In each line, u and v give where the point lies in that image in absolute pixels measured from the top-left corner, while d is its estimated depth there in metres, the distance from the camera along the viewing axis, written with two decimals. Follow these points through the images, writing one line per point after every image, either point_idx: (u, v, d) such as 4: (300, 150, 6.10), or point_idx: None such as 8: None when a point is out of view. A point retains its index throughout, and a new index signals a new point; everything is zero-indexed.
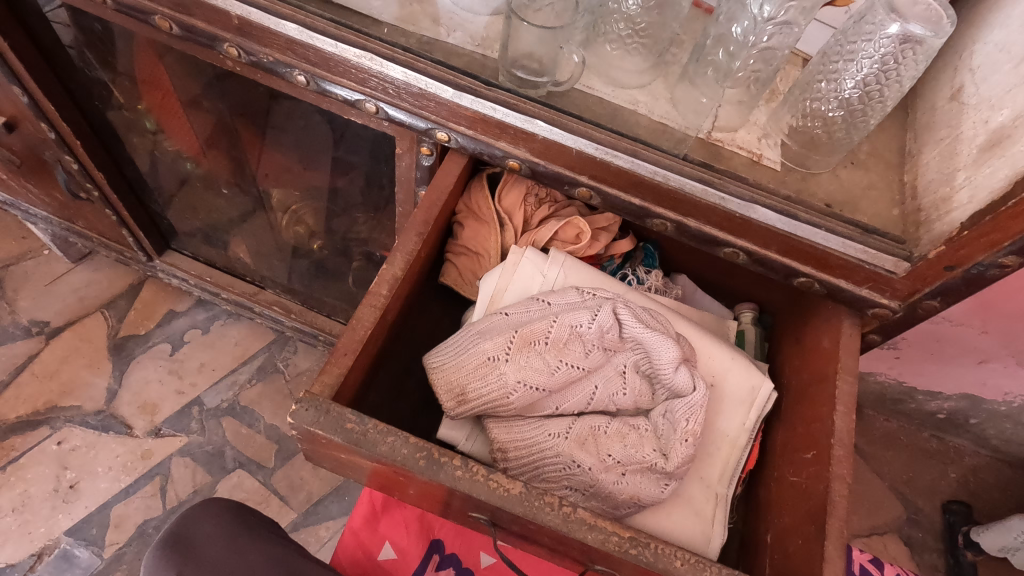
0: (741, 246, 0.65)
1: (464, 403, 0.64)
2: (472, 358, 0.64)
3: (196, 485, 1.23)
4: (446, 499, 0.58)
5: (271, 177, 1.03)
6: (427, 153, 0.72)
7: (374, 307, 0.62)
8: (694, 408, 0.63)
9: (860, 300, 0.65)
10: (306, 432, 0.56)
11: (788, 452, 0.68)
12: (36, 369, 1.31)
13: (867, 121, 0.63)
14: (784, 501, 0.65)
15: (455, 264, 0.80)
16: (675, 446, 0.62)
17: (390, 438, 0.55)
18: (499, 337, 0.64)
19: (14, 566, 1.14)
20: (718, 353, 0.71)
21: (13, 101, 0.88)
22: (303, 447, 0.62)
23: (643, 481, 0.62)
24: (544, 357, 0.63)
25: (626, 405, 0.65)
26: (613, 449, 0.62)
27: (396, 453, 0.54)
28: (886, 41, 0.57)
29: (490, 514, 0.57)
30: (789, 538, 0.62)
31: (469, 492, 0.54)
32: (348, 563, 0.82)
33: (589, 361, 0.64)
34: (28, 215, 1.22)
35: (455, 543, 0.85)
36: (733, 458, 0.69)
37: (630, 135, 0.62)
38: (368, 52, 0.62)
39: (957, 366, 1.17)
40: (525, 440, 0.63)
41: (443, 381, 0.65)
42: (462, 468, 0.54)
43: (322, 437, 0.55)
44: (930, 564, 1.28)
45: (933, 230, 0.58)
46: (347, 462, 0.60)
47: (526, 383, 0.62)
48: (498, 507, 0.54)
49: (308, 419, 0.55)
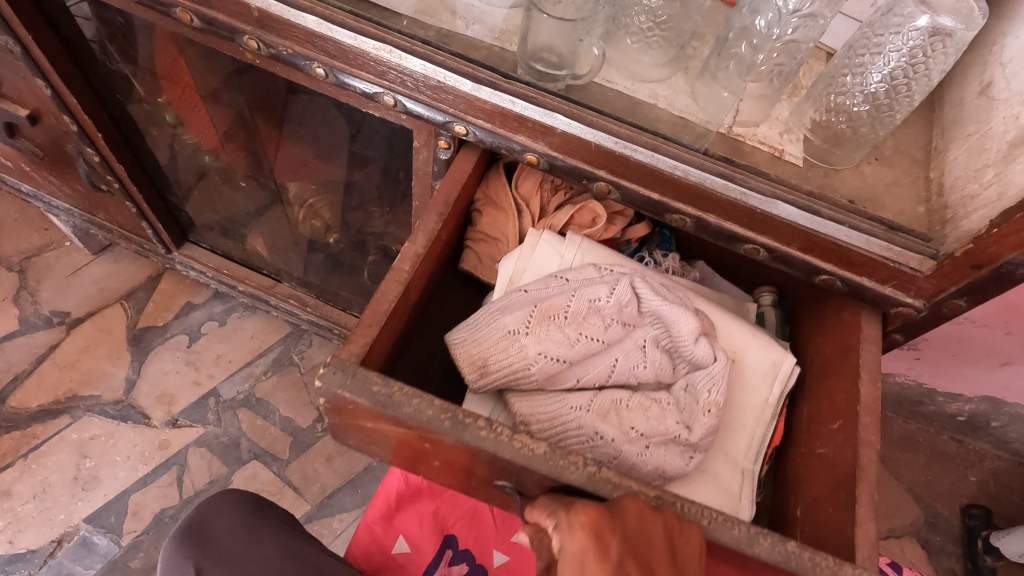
0: (762, 242, 0.64)
1: (486, 374, 0.64)
2: (494, 333, 0.64)
3: (212, 475, 1.24)
4: (470, 467, 0.58)
5: (290, 170, 1.04)
6: (444, 146, 0.71)
7: (397, 282, 0.63)
8: (716, 379, 0.64)
9: (884, 299, 0.64)
10: (333, 399, 0.56)
11: (814, 425, 0.69)
12: (56, 359, 1.33)
13: (893, 116, 0.62)
14: (812, 474, 0.66)
15: (474, 250, 0.79)
16: (698, 418, 0.63)
17: (416, 400, 0.55)
18: (519, 311, 0.64)
19: (35, 552, 1.16)
20: (738, 330, 0.71)
21: (36, 93, 0.89)
22: (331, 420, 0.62)
23: (667, 453, 0.62)
24: (564, 330, 0.63)
25: (647, 378, 0.64)
26: (637, 422, 0.61)
27: (422, 415, 0.54)
28: (914, 34, 0.56)
29: (516, 482, 0.57)
30: (820, 508, 0.62)
31: (495, 452, 0.53)
32: (360, 553, 0.78)
33: (608, 335, 0.64)
34: (50, 207, 1.23)
35: (468, 537, 0.80)
36: (757, 432, 0.69)
37: (651, 129, 0.61)
38: (387, 44, 0.61)
39: (979, 368, 1.15)
40: (546, 413, 0.63)
41: (465, 355, 0.66)
42: (486, 428, 0.54)
43: (349, 400, 0.55)
44: (948, 569, 1.26)
45: (960, 227, 0.57)
46: (376, 432, 0.60)
47: (546, 355, 0.62)
48: (524, 468, 0.53)
49: (336, 381, 0.55)
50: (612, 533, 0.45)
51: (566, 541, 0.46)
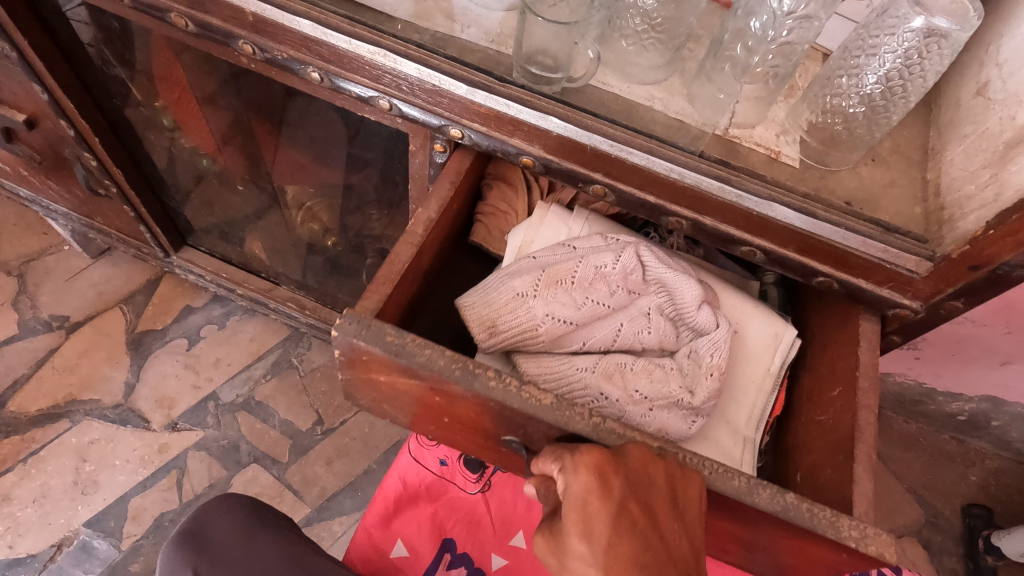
0: (759, 244, 0.64)
1: (495, 335, 0.66)
2: (503, 296, 0.66)
3: (211, 478, 1.24)
4: (479, 422, 0.60)
5: (287, 173, 1.04)
6: (440, 150, 0.71)
7: (409, 244, 0.64)
8: (718, 344, 0.64)
9: (881, 300, 0.63)
10: (348, 347, 0.56)
11: (814, 395, 0.69)
12: (55, 363, 1.33)
13: (889, 117, 0.62)
14: (812, 440, 0.66)
15: (484, 223, 0.79)
16: (702, 382, 0.63)
17: (428, 350, 0.55)
18: (528, 275, 0.66)
19: (35, 557, 1.16)
20: (740, 302, 0.72)
21: (33, 98, 0.90)
22: (345, 375, 0.63)
23: (670, 417, 0.62)
24: (571, 294, 0.65)
25: (651, 344, 0.65)
26: (641, 385, 0.63)
27: (434, 363, 0.54)
28: (909, 35, 0.56)
29: (524, 436, 0.58)
30: (819, 471, 0.63)
31: (503, 401, 0.53)
32: (358, 556, 0.78)
33: (613, 301, 0.65)
34: (49, 211, 1.23)
35: (467, 540, 0.78)
36: (759, 401, 0.68)
37: (646, 132, 0.61)
38: (382, 48, 0.61)
39: (979, 368, 1.15)
40: (553, 373, 0.65)
41: (475, 317, 0.68)
42: (495, 378, 0.54)
43: (363, 349, 0.55)
44: (949, 569, 1.25)
45: (957, 228, 0.57)
46: (388, 387, 0.61)
47: (554, 317, 0.64)
48: (531, 417, 0.54)
49: (351, 330, 0.55)
50: (615, 476, 0.46)
51: (569, 482, 0.46)
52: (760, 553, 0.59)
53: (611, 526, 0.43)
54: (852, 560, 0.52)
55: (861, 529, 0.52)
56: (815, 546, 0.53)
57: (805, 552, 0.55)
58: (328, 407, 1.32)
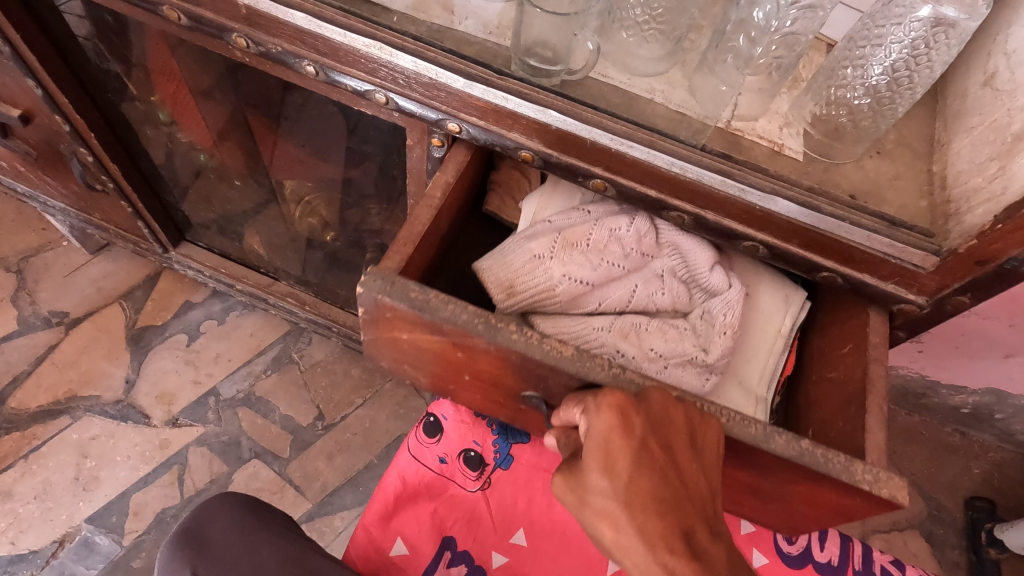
0: (761, 239, 0.62)
1: (513, 296, 0.66)
2: (520, 258, 0.66)
3: (213, 474, 1.24)
4: (497, 379, 0.61)
5: (286, 168, 1.03)
6: (438, 144, 0.70)
7: (430, 208, 0.65)
8: (731, 304, 0.66)
9: (885, 296, 0.62)
10: (373, 305, 0.57)
11: (824, 354, 0.69)
12: (55, 359, 1.32)
13: (895, 109, 0.61)
14: (822, 397, 0.66)
15: (498, 192, 0.79)
16: (715, 340, 0.64)
17: (451, 305, 0.55)
18: (544, 238, 0.66)
19: (37, 553, 1.16)
20: (751, 265, 0.72)
21: (27, 93, 0.89)
22: (369, 335, 0.64)
23: (685, 374, 0.63)
24: (587, 256, 0.65)
25: (664, 305, 0.65)
26: (656, 343, 0.64)
27: (457, 318, 0.54)
28: (917, 25, 0.56)
29: (544, 391, 0.59)
30: (830, 426, 0.63)
31: (525, 354, 0.53)
32: (356, 555, 0.69)
33: (628, 262, 0.66)
34: (47, 207, 1.23)
35: (469, 538, 0.70)
36: (771, 360, 0.69)
37: (647, 125, 0.60)
38: (378, 41, 0.60)
39: (983, 361, 1.14)
40: (570, 333, 0.65)
41: (492, 279, 0.67)
42: (518, 331, 0.54)
43: (389, 306, 0.56)
44: (952, 562, 1.25)
45: (963, 222, 0.56)
46: (411, 345, 0.62)
47: (571, 277, 0.64)
48: (552, 369, 0.53)
49: (376, 287, 0.55)
50: (636, 415, 0.46)
51: (592, 421, 0.46)
52: (774, 497, 0.61)
53: (633, 462, 0.44)
54: (865, 504, 0.53)
55: (874, 473, 0.52)
56: (829, 491, 0.54)
57: (818, 496, 0.56)
58: (329, 402, 1.32)
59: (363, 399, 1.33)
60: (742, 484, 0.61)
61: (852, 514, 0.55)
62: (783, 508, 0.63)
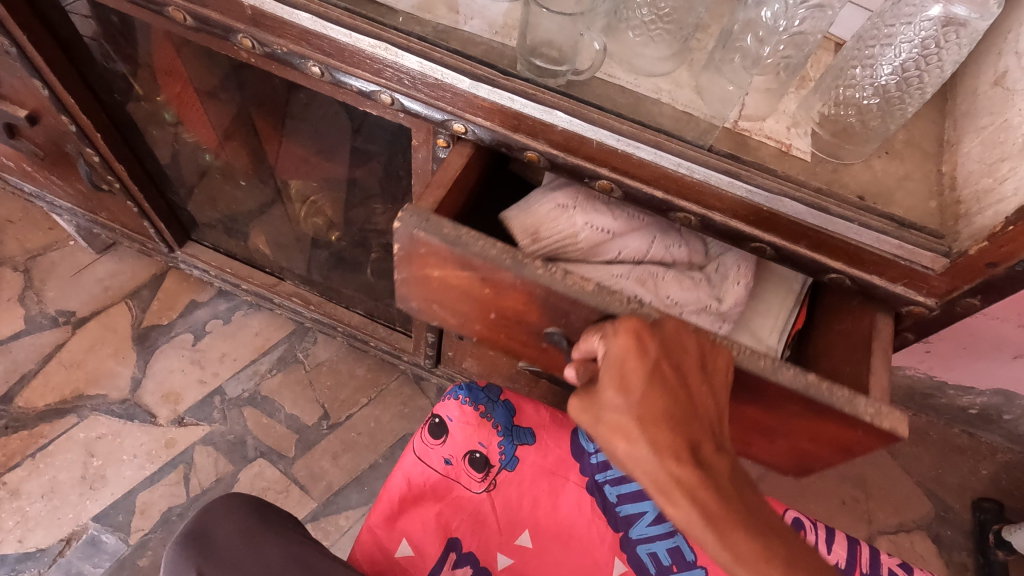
0: (769, 241, 0.62)
1: (538, 241, 0.68)
2: (546, 206, 0.68)
3: (218, 473, 1.24)
4: (523, 317, 0.62)
5: (292, 167, 1.03)
6: (443, 145, 0.69)
7: (461, 155, 0.66)
8: (744, 258, 0.71)
9: (895, 298, 0.61)
10: (408, 242, 0.58)
11: (832, 307, 0.71)
12: (62, 358, 1.33)
13: (904, 109, 0.61)
14: (831, 346, 0.68)
15: None
16: (729, 291, 0.69)
17: (481, 241, 0.57)
18: (568, 189, 0.69)
19: (44, 551, 1.16)
20: None
21: (34, 93, 0.89)
22: (400, 277, 0.64)
23: (700, 321, 0.67)
24: (609, 206, 0.69)
25: (681, 257, 0.70)
26: (672, 292, 0.68)
27: (487, 253, 0.56)
28: (927, 24, 0.55)
29: (567, 327, 0.60)
30: (838, 370, 0.64)
31: (550, 287, 0.55)
32: (362, 557, 0.69)
33: (648, 215, 0.70)
34: (54, 207, 1.23)
35: (474, 539, 0.69)
36: (784, 313, 0.71)
37: (653, 126, 0.59)
38: (383, 41, 0.60)
39: (992, 361, 1.13)
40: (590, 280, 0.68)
41: (517, 225, 0.69)
42: (543, 267, 0.56)
43: (424, 241, 0.57)
44: (959, 563, 1.24)
45: (974, 223, 0.55)
46: (441, 285, 0.63)
47: (593, 225, 0.68)
48: (574, 302, 0.55)
49: (413, 223, 0.57)
50: (651, 339, 0.49)
51: (610, 344, 0.50)
52: (781, 435, 0.62)
53: (646, 382, 0.48)
54: (867, 437, 0.54)
55: (875, 406, 0.53)
56: (830, 423, 0.56)
57: (819, 431, 0.57)
58: (334, 402, 1.32)
59: (368, 399, 1.33)
60: (748, 420, 0.62)
61: (854, 448, 0.57)
62: (788, 446, 0.64)
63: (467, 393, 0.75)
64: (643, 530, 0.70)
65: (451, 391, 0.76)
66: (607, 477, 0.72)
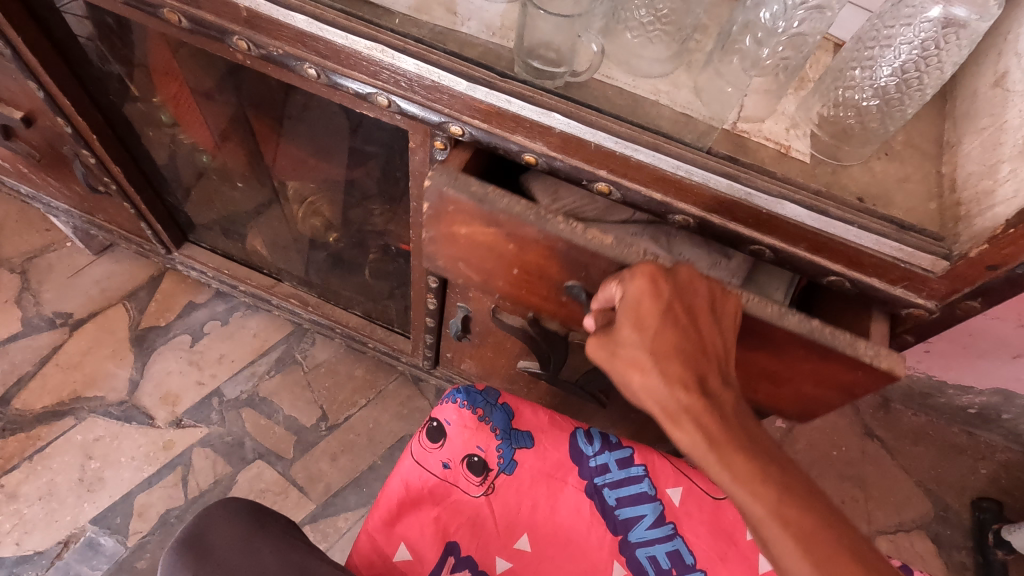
0: (768, 244, 0.61)
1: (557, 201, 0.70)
2: None
3: (217, 475, 1.24)
4: (544, 271, 0.64)
5: (289, 169, 1.02)
6: (440, 147, 0.68)
7: None
8: None
9: (895, 300, 0.61)
10: (436, 199, 0.62)
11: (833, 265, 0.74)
12: (60, 360, 1.32)
13: (904, 110, 0.61)
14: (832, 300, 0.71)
15: None
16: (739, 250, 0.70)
17: (507, 198, 0.61)
18: None
19: (42, 554, 1.16)
20: None
21: (29, 95, 0.88)
22: (427, 235, 0.67)
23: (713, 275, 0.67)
24: None
25: None
26: (686, 250, 0.68)
27: (512, 209, 0.60)
28: (927, 25, 0.55)
29: (586, 281, 0.63)
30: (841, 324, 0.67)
31: (571, 240, 0.59)
32: (360, 561, 0.68)
33: None
34: (50, 208, 1.23)
35: (472, 543, 0.69)
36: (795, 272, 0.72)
37: (651, 128, 0.59)
38: (379, 43, 0.60)
39: (991, 360, 1.13)
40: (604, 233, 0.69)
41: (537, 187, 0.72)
42: (564, 222, 0.60)
43: (452, 199, 0.61)
44: (959, 563, 1.23)
45: (974, 226, 0.55)
46: (467, 242, 0.66)
47: None
48: (594, 256, 0.59)
49: (442, 180, 0.61)
50: (666, 282, 0.54)
51: (627, 287, 0.54)
52: (786, 383, 0.64)
53: (659, 320, 0.53)
54: (867, 378, 0.57)
55: (875, 349, 0.57)
56: (833, 366, 0.59)
57: (823, 375, 0.60)
58: (332, 403, 1.32)
59: (367, 400, 1.33)
60: (753, 370, 0.64)
61: (854, 390, 0.60)
62: (792, 394, 0.66)
63: (464, 396, 0.75)
64: (641, 533, 0.69)
65: (449, 394, 0.76)
66: (605, 480, 0.72)
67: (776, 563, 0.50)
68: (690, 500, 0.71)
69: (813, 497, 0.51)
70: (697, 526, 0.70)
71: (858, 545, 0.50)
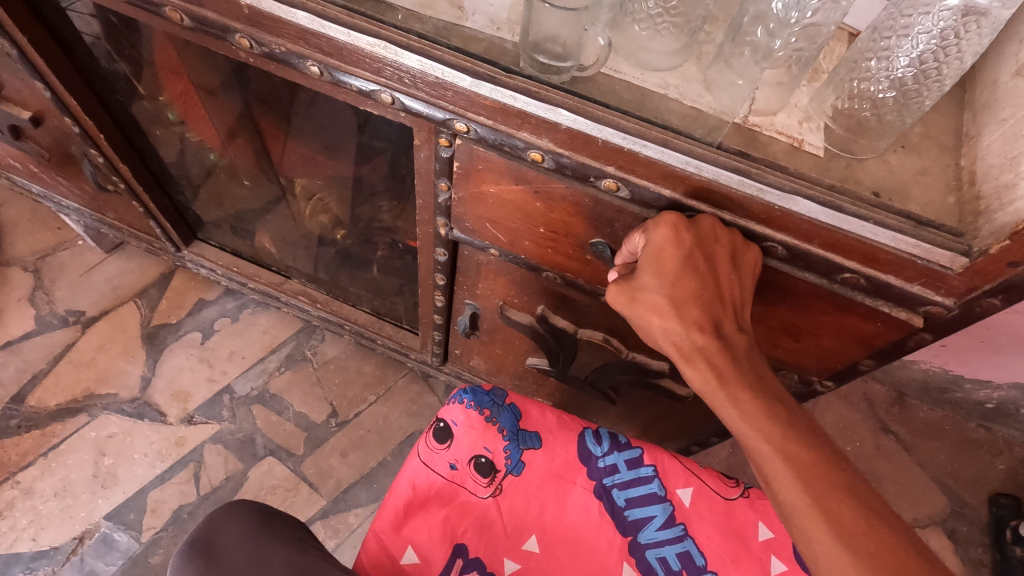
0: (780, 240, 0.60)
1: None
2: None
3: (228, 471, 1.24)
4: (569, 229, 0.70)
5: (296, 166, 1.02)
6: (445, 144, 0.67)
7: None
8: None
9: (911, 297, 0.60)
10: (468, 157, 0.67)
11: None
12: (72, 357, 1.33)
13: (922, 102, 0.59)
14: None
15: None
16: None
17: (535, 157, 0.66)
18: None
19: (57, 549, 1.17)
20: None
21: (37, 95, 0.88)
22: (457, 196, 0.74)
23: None
24: None
25: None
26: None
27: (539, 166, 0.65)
28: (946, 14, 0.53)
29: (610, 237, 0.68)
30: None
31: (597, 196, 0.64)
32: (367, 563, 0.67)
33: None
34: (61, 207, 1.23)
35: (481, 544, 0.69)
36: None
37: (660, 123, 0.58)
38: (382, 40, 0.59)
39: (1010, 355, 1.11)
40: None
41: None
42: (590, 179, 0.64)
43: (482, 156, 0.66)
44: (976, 560, 1.22)
45: (994, 220, 0.53)
46: (495, 201, 0.71)
47: None
48: (618, 211, 0.65)
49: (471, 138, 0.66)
50: (688, 231, 0.57)
51: (651, 236, 0.58)
52: (806, 334, 0.70)
53: (680, 267, 0.56)
54: (885, 327, 0.64)
55: None
56: (855, 317, 0.65)
57: (843, 325, 0.67)
58: (342, 399, 1.32)
59: (376, 396, 1.33)
60: (772, 323, 0.71)
61: (872, 340, 0.66)
62: (811, 346, 0.72)
63: (471, 397, 0.74)
64: (651, 534, 0.69)
65: (456, 395, 0.75)
66: (614, 480, 0.72)
67: (777, 498, 0.53)
68: (701, 500, 0.70)
69: (818, 438, 0.53)
70: (707, 527, 0.69)
71: (858, 486, 0.52)
